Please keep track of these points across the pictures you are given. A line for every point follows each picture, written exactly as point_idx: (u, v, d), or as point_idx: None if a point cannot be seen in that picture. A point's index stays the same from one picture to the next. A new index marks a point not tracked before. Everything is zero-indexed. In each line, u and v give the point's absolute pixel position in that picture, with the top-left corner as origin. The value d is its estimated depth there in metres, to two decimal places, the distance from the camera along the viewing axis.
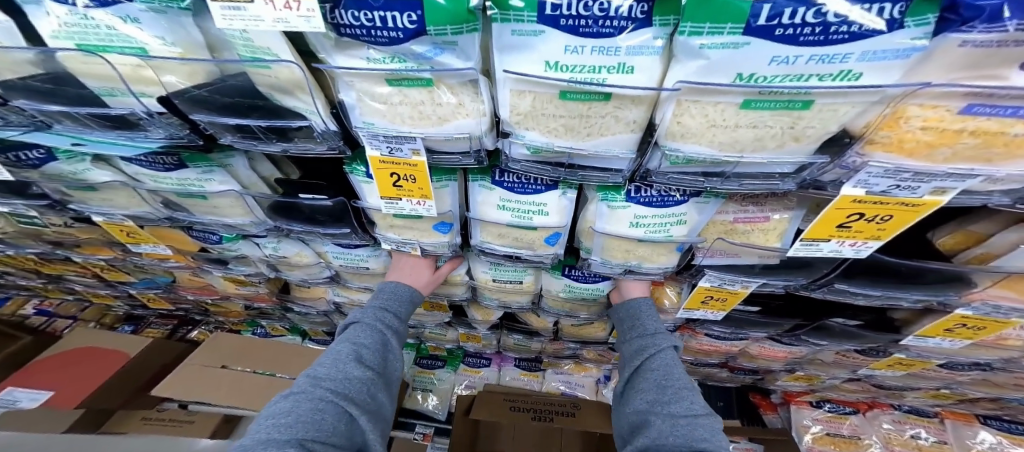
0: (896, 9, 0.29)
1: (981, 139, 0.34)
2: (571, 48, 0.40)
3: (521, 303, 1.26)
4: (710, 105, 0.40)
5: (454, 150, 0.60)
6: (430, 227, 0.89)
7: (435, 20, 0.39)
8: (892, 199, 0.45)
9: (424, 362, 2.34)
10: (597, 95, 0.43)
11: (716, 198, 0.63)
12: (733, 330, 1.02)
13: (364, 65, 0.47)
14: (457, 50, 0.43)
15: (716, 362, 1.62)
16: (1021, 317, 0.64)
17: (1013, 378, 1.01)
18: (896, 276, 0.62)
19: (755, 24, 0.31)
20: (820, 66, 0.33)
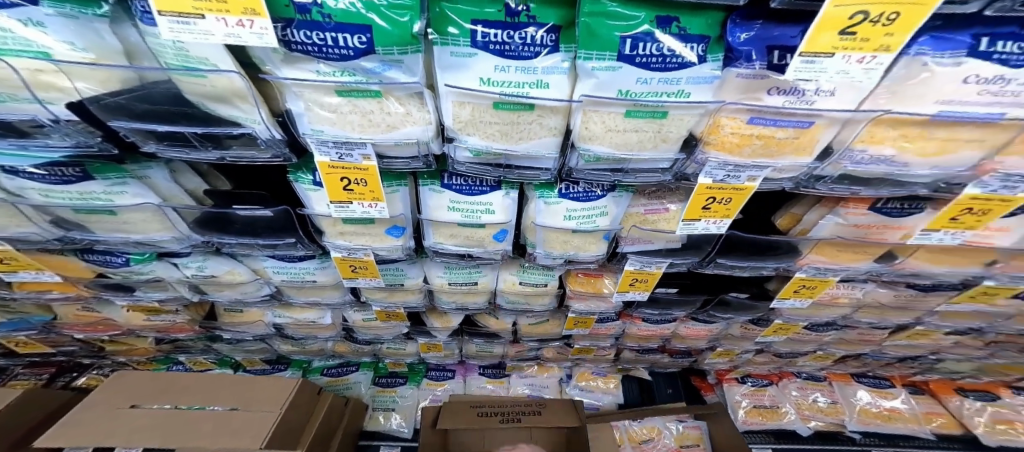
0: (701, 48, 0.44)
1: (763, 141, 0.50)
2: (499, 68, 0.51)
3: (479, 303, 1.33)
4: (605, 114, 0.52)
5: (403, 155, 0.68)
6: (383, 231, 0.95)
7: (383, 41, 0.47)
8: (729, 185, 0.60)
9: (384, 380, 2.28)
10: (523, 106, 0.54)
11: (627, 192, 0.77)
12: (657, 311, 1.17)
13: (314, 77, 0.54)
14: (403, 67, 0.52)
15: (657, 347, 1.82)
16: (834, 275, 0.85)
17: (858, 334, 1.29)
18: (758, 248, 0.80)
19: (623, 53, 0.44)
20: (665, 86, 0.47)
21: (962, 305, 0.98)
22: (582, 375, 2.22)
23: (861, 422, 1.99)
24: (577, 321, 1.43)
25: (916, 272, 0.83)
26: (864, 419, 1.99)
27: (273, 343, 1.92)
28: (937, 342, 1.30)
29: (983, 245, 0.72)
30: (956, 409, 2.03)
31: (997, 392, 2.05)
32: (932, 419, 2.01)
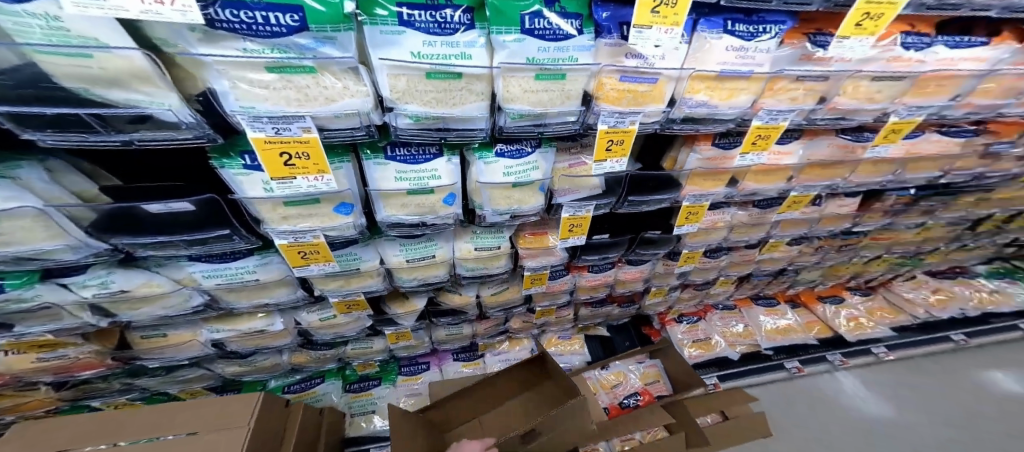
0: (576, 24, 0.59)
1: (633, 95, 0.67)
2: (427, 43, 0.60)
3: (439, 276, 1.32)
4: (520, 79, 0.63)
5: (344, 127, 0.69)
6: (330, 211, 0.91)
7: (315, 20, 0.53)
8: (621, 127, 0.74)
9: (355, 386, 2.01)
10: (452, 74, 0.64)
11: (551, 147, 0.93)
12: (598, 258, 1.36)
13: (240, 54, 0.55)
14: (336, 44, 0.58)
15: (603, 297, 1.97)
16: (704, 198, 1.08)
17: (745, 255, 1.61)
18: (654, 185, 1.00)
19: (524, 28, 0.57)
20: (559, 53, 0.61)
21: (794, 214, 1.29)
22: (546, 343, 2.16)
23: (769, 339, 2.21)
24: (533, 282, 1.50)
25: (764, 187, 1.09)
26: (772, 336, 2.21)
27: (211, 367, 1.58)
28: (788, 256, 1.68)
29: (784, 164, 1.00)
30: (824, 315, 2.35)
31: (840, 294, 2.42)
32: (812, 324, 2.31)
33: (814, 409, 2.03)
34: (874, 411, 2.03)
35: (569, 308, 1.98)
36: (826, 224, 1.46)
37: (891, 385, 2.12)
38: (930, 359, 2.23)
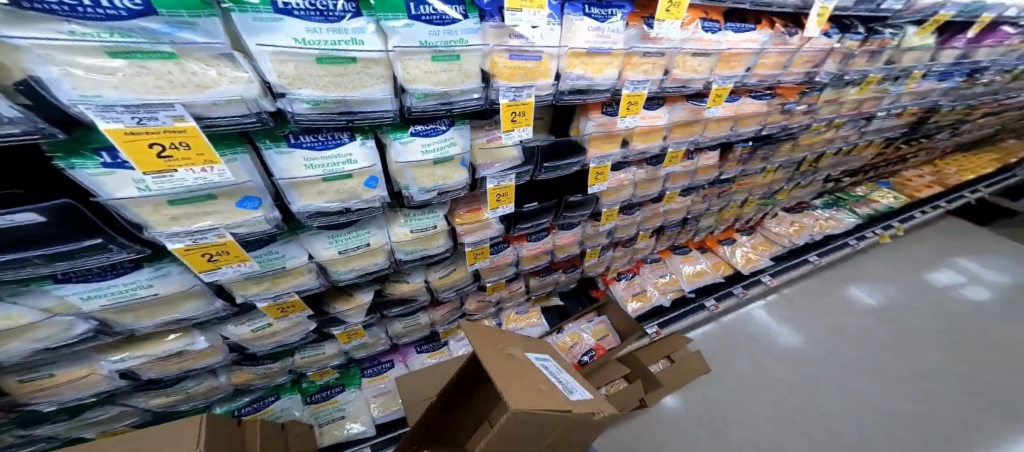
0: (461, 9, 0.44)
1: (528, 74, 0.54)
2: (312, 30, 0.37)
3: (380, 265, 0.76)
4: (415, 61, 0.43)
5: (232, 122, 0.38)
6: (232, 209, 0.46)
7: (166, 2, 0.30)
8: (521, 103, 0.56)
9: (318, 397, 1.15)
10: (344, 59, 0.40)
11: (465, 124, 0.63)
12: (529, 228, 0.95)
13: (66, 38, 0.28)
14: (201, 32, 0.33)
15: (581, 269, 1.45)
16: (624, 152, 0.87)
17: (717, 203, 1.46)
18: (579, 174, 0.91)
19: (410, 12, 0.41)
20: (447, 37, 0.44)
21: (729, 173, 1.18)
22: (508, 318, 1.41)
23: (694, 280, 1.63)
24: (477, 256, 0.92)
25: (688, 139, 0.91)
26: (695, 278, 1.64)
27: (136, 400, 0.82)
28: (687, 209, 1.42)
29: (699, 122, 0.89)
30: (728, 255, 1.77)
31: (732, 236, 1.86)
32: (721, 266, 1.74)
33: (817, 313, 1.63)
34: (863, 303, 1.67)
35: (519, 282, 1.31)
36: (767, 175, 1.35)
37: (878, 271, 1.81)
38: (912, 238, 1.99)
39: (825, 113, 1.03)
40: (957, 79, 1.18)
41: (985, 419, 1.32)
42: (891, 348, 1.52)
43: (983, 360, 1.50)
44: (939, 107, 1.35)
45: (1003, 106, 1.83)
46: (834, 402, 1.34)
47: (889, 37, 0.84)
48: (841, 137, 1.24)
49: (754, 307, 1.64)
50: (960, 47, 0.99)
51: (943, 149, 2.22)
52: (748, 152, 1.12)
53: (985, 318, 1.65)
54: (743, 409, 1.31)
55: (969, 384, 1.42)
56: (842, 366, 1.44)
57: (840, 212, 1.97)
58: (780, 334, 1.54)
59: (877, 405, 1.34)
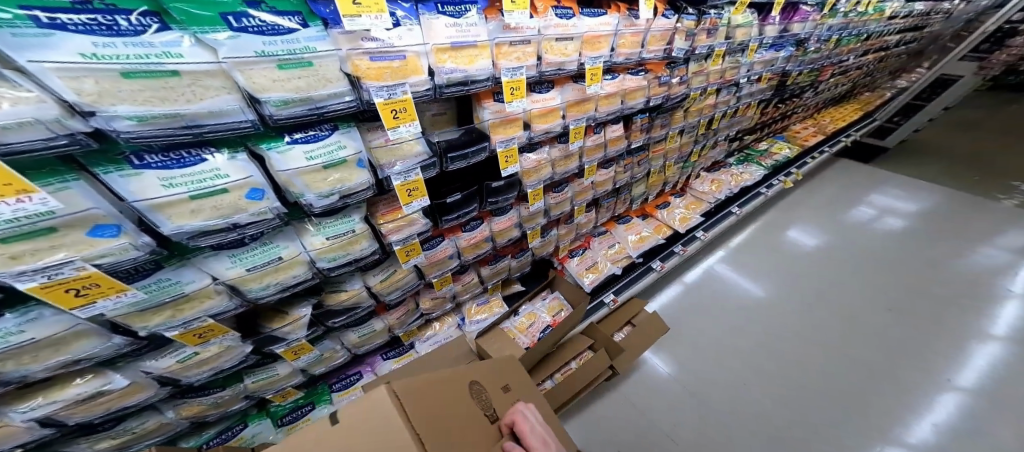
0: (297, 19, 0.46)
1: (395, 72, 0.56)
2: (105, 44, 0.35)
3: (298, 276, 0.68)
4: (257, 71, 0.44)
5: (38, 146, 0.35)
6: (84, 238, 0.42)
7: None
8: (397, 101, 0.58)
9: (289, 418, 0.94)
10: (162, 72, 0.39)
11: (352, 127, 0.62)
12: (456, 220, 0.91)
13: None
14: None
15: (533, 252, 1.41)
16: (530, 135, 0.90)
17: (649, 166, 1.51)
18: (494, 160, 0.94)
19: (232, 25, 0.41)
20: (288, 45, 0.45)
21: (635, 143, 1.25)
22: (470, 311, 1.33)
23: (639, 244, 1.69)
24: (407, 252, 0.87)
25: (585, 116, 0.97)
26: (639, 242, 1.69)
27: None
28: (614, 181, 1.41)
29: (591, 99, 0.95)
30: (667, 216, 1.83)
31: (667, 199, 1.93)
32: (661, 229, 1.79)
33: (763, 264, 1.91)
34: (811, 244, 2.02)
35: (470, 272, 1.25)
36: (671, 141, 1.46)
37: (804, 222, 2.16)
38: (812, 190, 2.40)
39: (697, 83, 1.19)
40: (790, 48, 1.41)
41: (902, 335, 1.61)
42: (821, 283, 1.82)
43: (889, 280, 1.84)
44: (790, 71, 1.59)
45: (846, 65, 2.18)
46: (798, 355, 1.53)
47: (715, 17, 0.99)
48: (722, 102, 1.44)
49: (714, 267, 1.90)
50: (775, 24, 1.20)
51: (817, 104, 2.58)
52: (646, 122, 1.22)
53: (887, 247, 2.02)
54: (731, 390, 1.42)
55: (883, 302, 1.74)
56: (789, 305, 1.72)
57: (750, 166, 2.14)
58: (750, 288, 1.79)
59: (819, 331, 1.62)
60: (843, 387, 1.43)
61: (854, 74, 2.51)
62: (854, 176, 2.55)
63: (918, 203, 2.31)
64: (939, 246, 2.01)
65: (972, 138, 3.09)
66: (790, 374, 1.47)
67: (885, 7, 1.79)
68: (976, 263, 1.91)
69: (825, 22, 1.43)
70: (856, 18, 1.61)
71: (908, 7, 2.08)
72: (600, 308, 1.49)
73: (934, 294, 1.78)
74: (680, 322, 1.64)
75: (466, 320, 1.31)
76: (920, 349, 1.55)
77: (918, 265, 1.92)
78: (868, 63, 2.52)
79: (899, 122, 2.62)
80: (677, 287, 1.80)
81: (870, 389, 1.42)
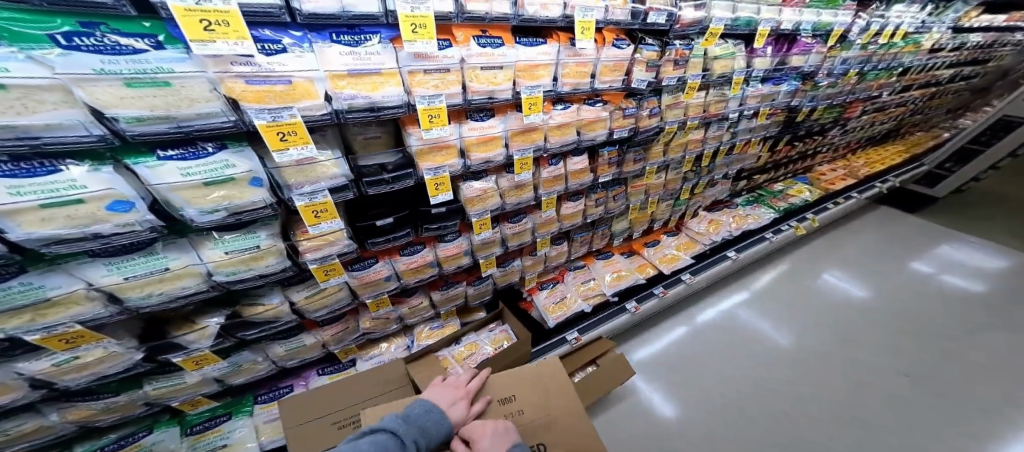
0: (152, 40, 0.44)
1: (279, 96, 0.52)
2: None
3: (186, 288, 0.66)
4: (100, 88, 0.43)
5: None
6: None
7: None
8: (282, 124, 0.53)
9: (198, 427, 0.96)
10: None
11: (247, 147, 0.57)
12: (386, 244, 0.87)
13: None
14: None
15: (493, 280, 1.36)
16: (472, 164, 0.82)
17: (630, 199, 1.40)
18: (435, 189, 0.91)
19: (63, 44, 0.40)
20: (137, 64, 0.44)
21: (604, 178, 1.16)
22: (420, 334, 1.27)
23: (615, 282, 1.58)
24: (326, 272, 0.81)
25: (532, 146, 0.89)
26: (616, 280, 1.59)
27: None
28: (585, 215, 1.32)
29: (537, 128, 0.87)
30: (653, 255, 1.71)
31: (658, 237, 1.81)
32: (645, 268, 1.66)
33: (792, 310, 1.71)
34: (854, 294, 1.79)
35: (418, 296, 1.20)
36: (653, 177, 1.36)
37: (839, 270, 1.93)
38: (847, 237, 2.15)
39: (674, 117, 1.09)
40: (793, 81, 1.28)
41: (963, 403, 1.37)
42: (864, 338, 1.59)
43: (951, 345, 1.56)
44: (799, 107, 1.45)
45: (877, 103, 1.97)
46: (827, 409, 1.35)
47: (682, 48, 0.90)
48: (714, 137, 1.31)
49: (731, 309, 1.71)
50: (765, 56, 1.09)
51: (848, 144, 2.34)
52: (616, 156, 1.14)
53: (943, 306, 1.74)
54: (741, 439, 1.27)
55: (940, 365, 1.49)
56: (818, 359, 1.50)
57: (758, 208, 1.94)
58: (775, 331, 1.61)
59: (855, 395, 1.39)
60: None
61: (894, 113, 2.27)
62: (895, 227, 2.26)
63: (977, 264, 1.98)
64: (1010, 314, 1.70)
65: None
66: (819, 441, 1.26)
67: (921, 39, 1.58)
68: None
69: (835, 55, 1.29)
70: (879, 51, 1.44)
71: (958, 40, 1.84)
72: (560, 344, 1.37)
73: (1008, 363, 1.51)
74: (690, 358, 1.50)
75: (414, 344, 1.25)
76: (988, 426, 1.30)
77: (986, 332, 1.63)
78: (912, 100, 2.26)
79: (951, 169, 2.31)
80: (684, 327, 1.64)
81: None
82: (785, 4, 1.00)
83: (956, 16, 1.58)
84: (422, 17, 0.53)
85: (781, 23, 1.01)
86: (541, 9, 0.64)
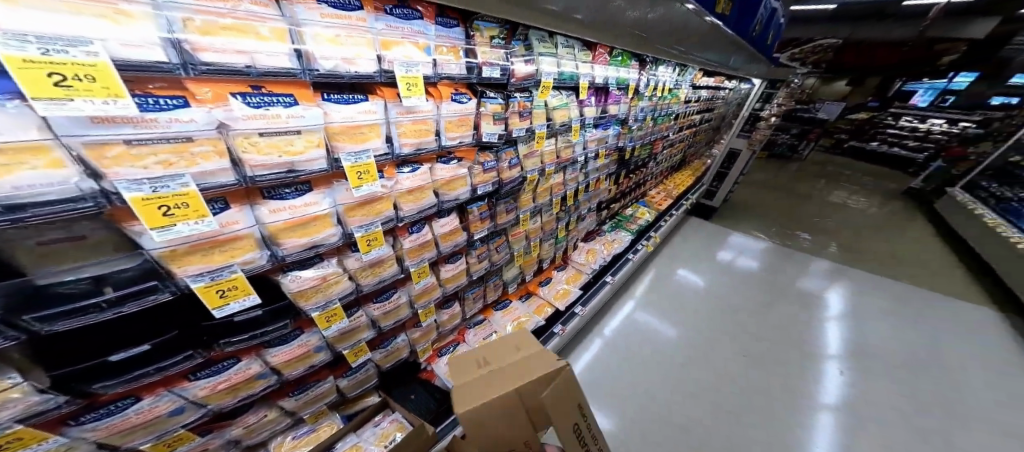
0: None
1: None
2: None
3: None
4: None
5: None
6: None
7: None
8: None
9: None
10: None
11: None
12: (137, 382, 0.50)
13: None
14: None
15: (372, 362, 0.96)
16: (280, 258, 0.56)
17: (513, 244, 1.27)
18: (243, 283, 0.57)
19: None
20: None
21: (479, 234, 1.01)
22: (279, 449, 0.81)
23: (517, 330, 1.37)
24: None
25: (382, 218, 0.69)
26: (518, 327, 1.38)
27: None
28: (469, 274, 1.11)
29: (381, 197, 0.67)
30: (548, 293, 1.62)
31: (549, 274, 1.77)
32: (543, 309, 1.53)
33: (668, 306, 1.99)
34: (700, 284, 2.22)
35: (256, 410, 0.76)
36: (528, 221, 1.28)
37: (684, 272, 2.32)
38: (683, 243, 2.65)
39: (533, 165, 1.09)
40: (615, 127, 1.51)
41: (785, 349, 1.80)
42: (718, 317, 1.97)
43: (766, 308, 2.08)
44: (625, 147, 1.72)
45: (669, 140, 2.57)
46: (712, 383, 1.57)
47: (524, 100, 0.90)
48: (571, 179, 1.40)
49: (628, 316, 1.88)
50: (591, 106, 1.23)
51: (661, 172, 2.97)
52: (486, 210, 1.01)
53: (751, 287, 2.27)
54: (663, 438, 1.34)
55: (765, 326, 1.95)
56: (696, 343, 1.77)
57: (619, 232, 2.20)
58: (663, 327, 1.83)
59: (725, 365, 1.67)
60: (760, 416, 1.45)
61: (680, 146, 3.03)
62: (705, 231, 2.91)
63: (756, 250, 2.70)
64: (783, 280, 2.38)
65: (769, 197, 3.98)
66: (716, 414, 1.44)
67: (677, 93, 2.05)
68: (809, 287, 2.34)
69: (636, 105, 1.56)
70: (659, 102, 1.84)
71: (696, 94, 2.61)
72: None
73: (797, 312, 2.08)
74: (610, 374, 1.55)
75: None
76: (804, 362, 1.74)
77: (777, 297, 2.20)
78: (686, 138, 3.08)
79: (717, 186, 3.18)
80: (588, 353, 1.64)
81: (779, 410, 1.48)
82: (595, 61, 1.12)
83: (690, 77, 2.10)
84: (92, 64, 0.32)
85: (594, 78, 1.13)
86: (346, 64, 0.51)
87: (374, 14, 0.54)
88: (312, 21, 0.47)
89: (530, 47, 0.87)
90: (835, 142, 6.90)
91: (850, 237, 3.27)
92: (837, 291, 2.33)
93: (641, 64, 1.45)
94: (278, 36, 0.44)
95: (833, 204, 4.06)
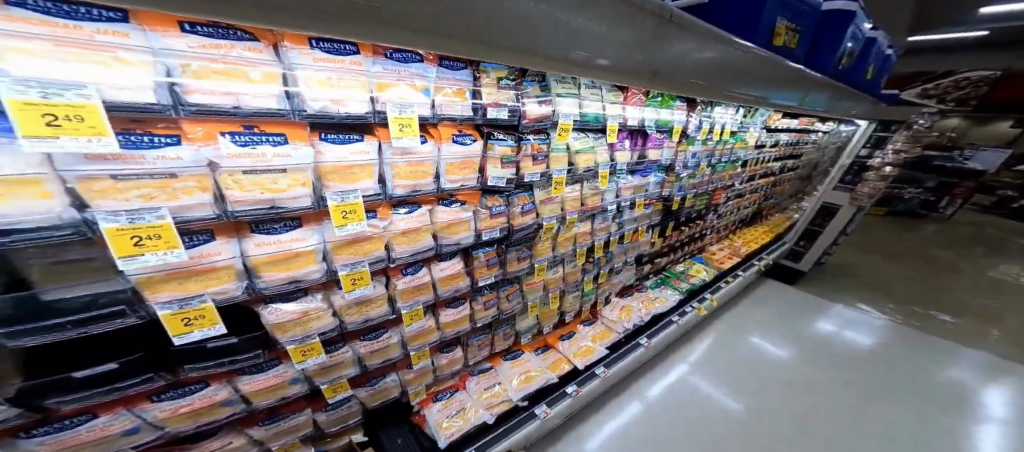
0: None
1: None
2: None
3: None
4: None
5: None
6: None
7: None
8: None
9: None
10: None
11: None
12: (89, 400, 0.47)
13: None
14: None
15: (352, 402, 0.90)
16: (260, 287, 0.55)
17: (530, 294, 1.16)
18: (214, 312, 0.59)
19: None
20: None
21: (484, 281, 0.93)
22: None
23: (524, 385, 1.19)
24: None
25: (369, 258, 0.65)
26: (524, 382, 1.20)
27: None
28: (474, 323, 1.03)
29: (371, 237, 0.65)
30: (568, 349, 1.41)
31: (574, 328, 1.54)
32: (559, 365, 1.32)
33: (738, 373, 1.63)
34: (783, 353, 1.80)
35: (221, 436, 0.70)
36: (546, 272, 1.17)
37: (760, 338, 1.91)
38: (757, 304, 2.22)
39: (550, 212, 1.00)
40: (657, 174, 1.37)
41: None
42: (808, 395, 1.55)
43: (881, 397, 1.58)
44: (672, 196, 1.55)
45: (736, 189, 2.27)
46: None
47: (537, 142, 0.84)
48: (601, 229, 1.27)
49: (682, 377, 1.58)
50: (625, 150, 1.12)
51: (728, 224, 2.59)
52: (494, 256, 0.94)
53: (857, 366, 1.76)
54: None
55: (880, 418, 1.47)
56: (774, 423, 1.40)
57: (665, 290, 1.90)
58: (727, 397, 1.50)
59: None
60: None
61: (752, 197, 2.67)
62: (790, 294, 2.42)
63: (863, 323, 2.13)
64: (906, 363, 1.82)
65: (879, 262, 3.22)
66: None
67: (745, 136, 1.81)
68: (947, 377, 1.75)
69: (684, 149, 1.40)
70: (718, 146, 1.63)
71: (773, 138, 2.28)
72: None
73: (933, 409, 1.54)
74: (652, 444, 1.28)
75: None
76: None
77: (899, 384, 1.67)
78: (761, 187, 2.70)
79: (806, 246, 2.68)
80: (628, 414, 1.38)
81: None
82: (626, 102, 1.02)
83: (762, 119, 1.85)
84: (83, 106, 0.33)
85: (626, 119, 1.03)
86: (335, 105, 0.50)
87: (371, 58, 0.54)
88: (304, 65, 0.47)
89: (546, 88, 0.82)
90: (999, 200, 5.42)
91: (1011, 323, 2.44)
92: (999, 390, 1.70)
93: (689, 105, 1.31)
94: (269, 78, 0.45)
95: (983, 278, 3.13)
